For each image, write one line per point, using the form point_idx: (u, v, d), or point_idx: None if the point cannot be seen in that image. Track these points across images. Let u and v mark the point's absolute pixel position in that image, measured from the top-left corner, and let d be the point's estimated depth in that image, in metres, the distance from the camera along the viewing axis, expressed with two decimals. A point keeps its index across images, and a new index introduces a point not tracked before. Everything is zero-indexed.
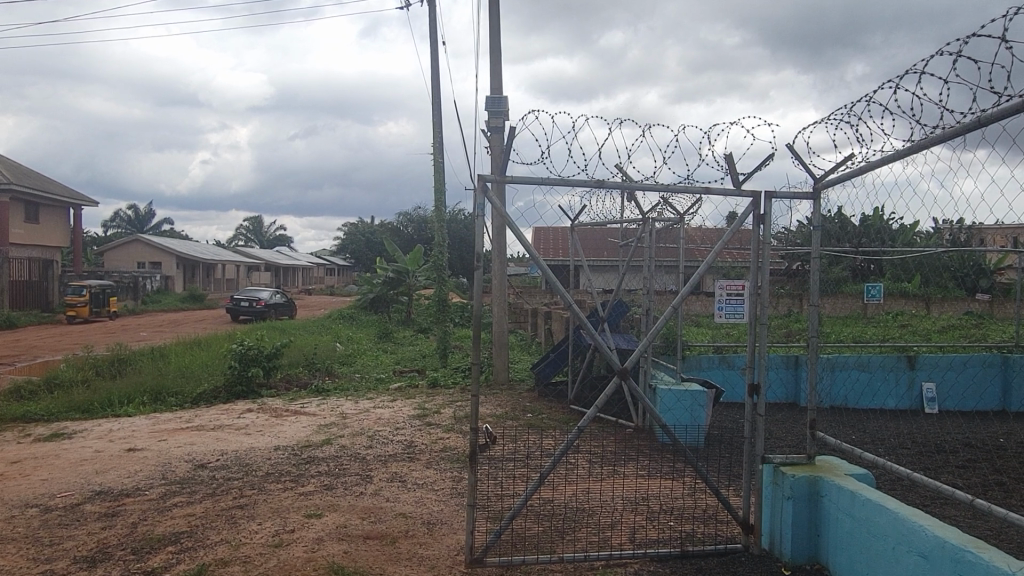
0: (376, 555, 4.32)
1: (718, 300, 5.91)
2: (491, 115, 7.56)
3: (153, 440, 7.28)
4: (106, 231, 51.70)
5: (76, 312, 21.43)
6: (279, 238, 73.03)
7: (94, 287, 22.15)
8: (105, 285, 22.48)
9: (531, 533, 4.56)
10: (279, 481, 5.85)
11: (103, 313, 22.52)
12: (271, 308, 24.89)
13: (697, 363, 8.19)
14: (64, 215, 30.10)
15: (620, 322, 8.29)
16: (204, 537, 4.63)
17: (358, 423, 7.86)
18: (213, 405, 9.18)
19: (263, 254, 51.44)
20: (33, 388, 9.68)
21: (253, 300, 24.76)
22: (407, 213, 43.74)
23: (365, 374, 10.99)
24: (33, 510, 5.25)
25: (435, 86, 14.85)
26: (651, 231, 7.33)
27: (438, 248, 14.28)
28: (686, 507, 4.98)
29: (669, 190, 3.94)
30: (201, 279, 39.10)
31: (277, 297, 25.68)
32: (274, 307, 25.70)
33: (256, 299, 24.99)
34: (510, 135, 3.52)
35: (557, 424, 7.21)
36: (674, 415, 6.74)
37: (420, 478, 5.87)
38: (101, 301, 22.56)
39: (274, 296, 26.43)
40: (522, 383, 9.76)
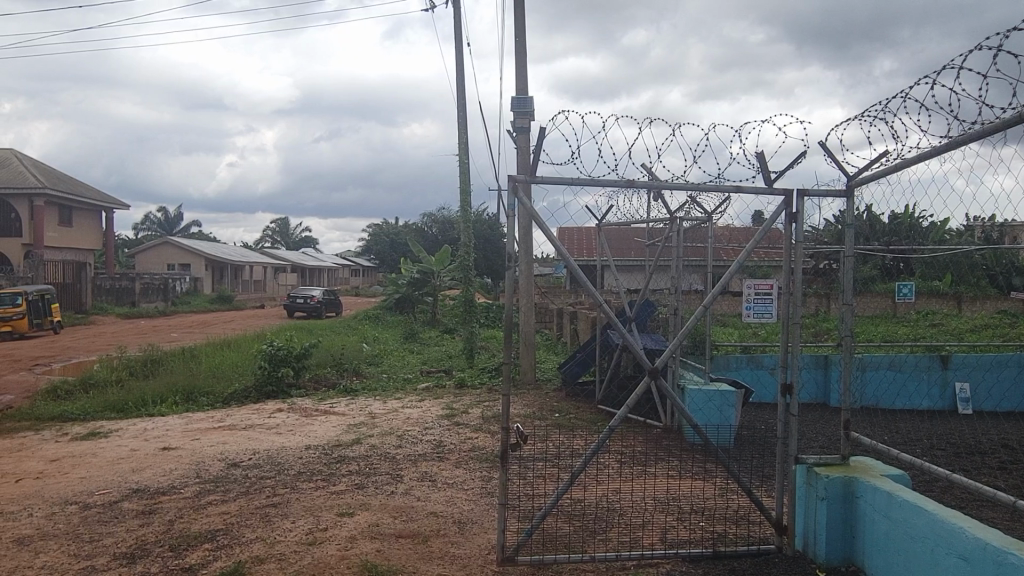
0: (409, 553, 4.36)
1: (747, 300, 5.88)
2: (517, 116, 7.59)
3: (187, 439, 7.39)
4: (136, 233, 52.51)
5: (10, 326, 17.48)
6: (305, 240, 73.86)
7: (32, 295, 18.11)
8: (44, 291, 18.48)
9: (562, 532, 4.56)
10: (311, 480, 5.91)
11: (46, 326, 18.59)
12: (324, 305, 25.92)
13: (726, 362, 8.13)
14: (96, 217, 30.65)
15: (648, 322, 8.26)
16: (240, 534, 4.70)
17: (387, 423, 7.92)
18: (244, 404, 9.31)
19: (289, 255, 51.90)
20: (69, 387, 9.89)
21: (307, 296, 25.94)
22: (431, 215, 43.88)
23: (392, 374, 11.07)
24: (74, 507, 5.37)
25: (460, 87, 14.91)
26: (679, 231, 7.29)
27: (464, 248, 14.32)
28: (718, 508, 4.95)
29: (700, 189, 3.91)
30: (230, 280, 39.55)
31: (333, 295, 26.70)
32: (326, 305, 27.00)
33: (309, 296, 26.17)
34: (540, 136, 3.53)
35: (585, 424, 7.20)
36: (705, 415, 6.70)
37: (450, 478, 5.90)
38: (41, 312, 18.52)
39: (329, 293, 27.42)
40: (549, 383, 9.76)
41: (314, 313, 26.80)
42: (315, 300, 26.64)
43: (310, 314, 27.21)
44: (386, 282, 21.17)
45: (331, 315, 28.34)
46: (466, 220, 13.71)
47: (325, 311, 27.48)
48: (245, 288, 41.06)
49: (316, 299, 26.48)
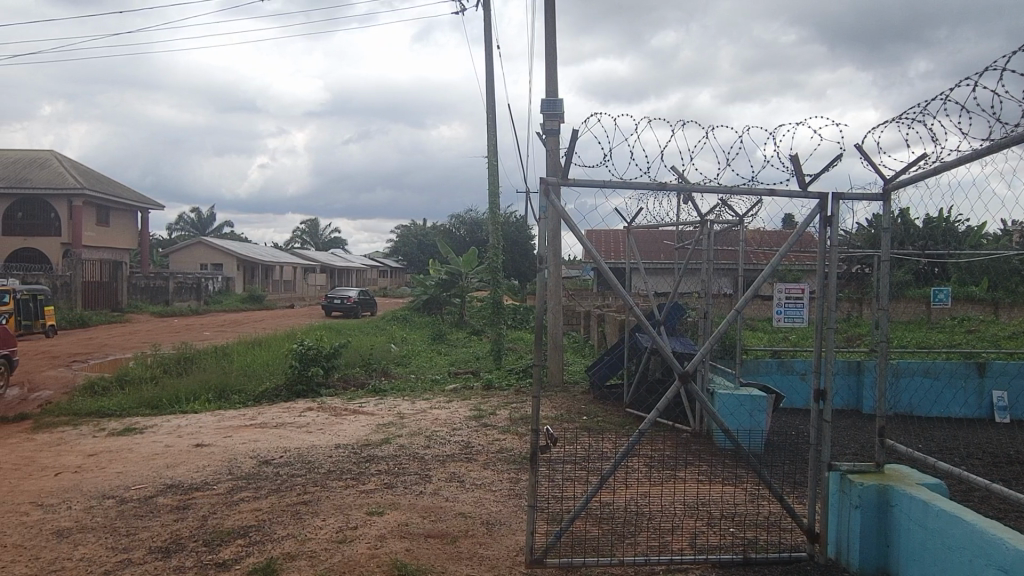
0: (438, 553, 4.38)
1: (777, 304, 5.89)
2: (547, 118, 7.60)
3: (220, 437, 7.51)
4: (170, 233, 53.40)
5: None
6: (334, 241, 74.57)
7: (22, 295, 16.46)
8: (36, 291, 16.67)
9: (590, 536, 4.55)
10: (341, 479, 5.97)
11: (35, 328, 17.08)
12: (361, 306, 26.79)
13: (756, 367, 8.04)
14: (132, 218, 31.23)
15: (677, 325, 8.21)
16: (272, 531, 4.76)
17: (416, 423, 7.98)
18: (275, 403, 9.42)
19: (318, 255, 52.43)
20: (106, 384, 10.09)
21: (346, 297, 26.98)
22: (460, 216, 44.02)
23: (421, 375, 11.12)
24: (111, 501, 5.48)
25: (490, 90, 14.96)
26: (709, 234, 7.22)
27: (492, 250, 14.35)
28: (748, 514, 4.90)
29: (733, 191, 3.87)
30: (261, 280, 40.06)
31: (368, 295, 27.28)
32: (362, 304, 27.48)
33: (347, 296, 26.78)
34: (573, 138, 3.53)
35: (613, 428, 7.18)
36: (736, 420, 6.63)
37: (478, 479, 5.92)
38: (32, 313, 16.92)
39: (365, 293, 27.87)
40: (576, 385, 9.75)
41: (351, 313, 27.33)
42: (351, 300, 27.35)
43: (347, 314, 27.72)
44: (415, 283, 21.31)
45: (366, 314, 28.73)
46: (494, 222, 13.75)
47: (361, 311, 28.24)
48: (275, 288, 41.55)
49: (353, 298, 27.03)
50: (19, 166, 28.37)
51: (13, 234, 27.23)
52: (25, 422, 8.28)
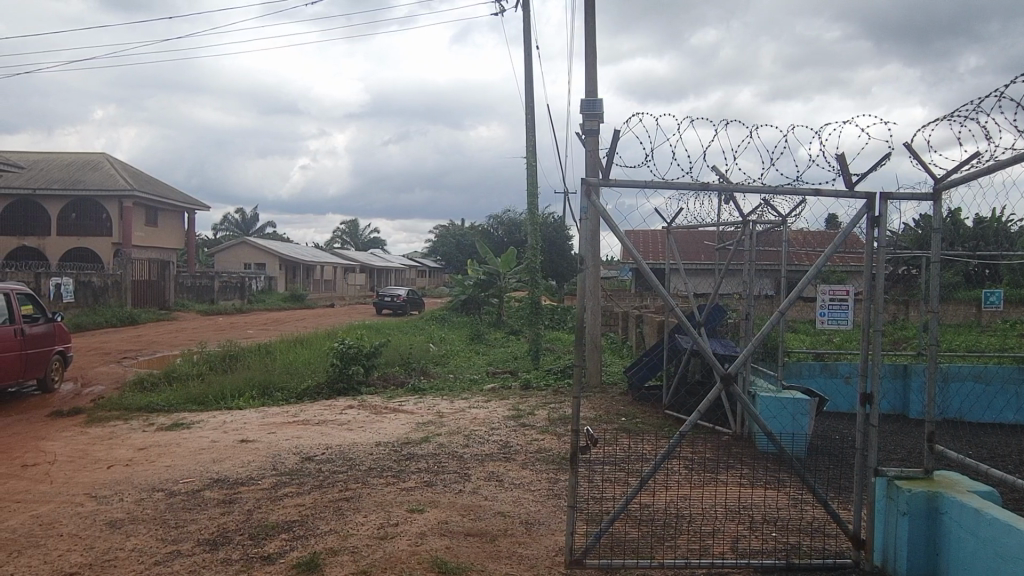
0: (478, 551, 4.41)
1: (820, 306, 5.82)
2: (587, 118, 7.58)
3: (263, 433, 7.66)
4: (215, 233, 54.59)
5: None
6: (373, 241, 75.50)
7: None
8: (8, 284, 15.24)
9: (630, 538, 4.53)
10: (382, 476, 6.04)
11: None
12: (411, 304, 27.67)
13: (798, 370, 7.89)
14: (179, 218, 32.05)
15: (717, 327, 8.11)
16: (315, 526, 4.84)
17: (455, 422, 8.04)
18: (316, 401, 9.58)
19: (358, 255, 53.12)
20: (155, 380, 10.38)
21: (395, 296, 27.90)
22: (498, 216, 44.15)
23: (459, 375, 11.19)
24: (160, 494, 5.64)
25: (529, 91, 14.99)
26: (751, 235, 7.12)
27: (531, 250, 14.37)
28: (791, 519, 4.83)
29: (778, 191, 3.82)
30: (302, 280, 40.76)
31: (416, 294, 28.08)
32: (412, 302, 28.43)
33: (397, 294, 27.76)
34: (615, 138, 3.53)
35: (651, 429, 7.13)
36: (778, 423, 6.53)
37: (517, 478, 5.95)
38: None
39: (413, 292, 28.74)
40: (615, 386, 9.71)
41: (401, 310, 28.30)
42: (401, 298, 28.54)
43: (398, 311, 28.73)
44: (453, 284, 21.48)
45: (415, 312, 29.70)
46: (533, 223, 13.78)
47: (409, 309, 29.19)
48: (315, 287, 42.23)
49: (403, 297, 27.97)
50: (72, 168, 29.33)
51: (67, 235, 28.14)
52: (79, 416, 8.56)
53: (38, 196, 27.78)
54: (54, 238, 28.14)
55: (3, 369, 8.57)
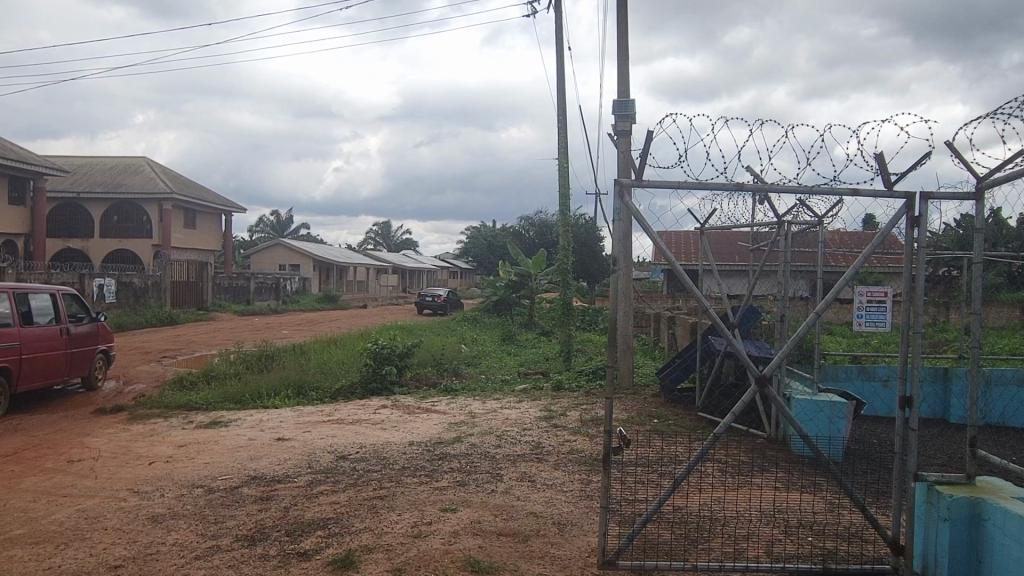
0: (510, 551, 4.43)
1: (858, 308, 5.74)
2: (619, 119, 7.56)
3: (299, 431, 7.78)
4: (250, 235, 55.51)
5: None
6: (405, 242, 76.14)
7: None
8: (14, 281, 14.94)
9: (663, 540, 4.51)
10: (415, 475, 6.10)
11: None
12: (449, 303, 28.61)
13: (834, 372, 7.77)
14: (216, 220, 32.68)
15: (752, 328, 8.01)
16: (350, 524, 4.91)
17: (487, 423, 8.07)
18: (350, 400, 9.70)
19: (390, 257, 53.66)
20: (194, 379, 10.60)
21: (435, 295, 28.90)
22: (529, 217, 44.18)
23: (491, 375, 11.24)
24: (200, 490, 5.77)
25: (562, 92, 15.00)
26: (787, 235, 7.02)
27: (562, 251, 14.34)
28: (827, 523, 4.76)
29: (814, 192, 3.78)
30: (336, 280, 41.25)
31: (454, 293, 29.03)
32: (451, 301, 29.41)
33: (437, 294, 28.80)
34: (648, 139, 3.52)
35: (684, 432, 7.08)
36: (814, 426, 6.45)
37: (549, 479, 5.96)
38: None
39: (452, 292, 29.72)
40: (647, 388, 9.65)
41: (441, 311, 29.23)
42: (441, 298, 29.44)
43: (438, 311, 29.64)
44: (484, 285, 21.57)
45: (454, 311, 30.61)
46: (564, 224, 13.77)
47: (449, 309, 30.01)
48: (349, 288, 42.71)
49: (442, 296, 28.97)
50: (114, 172, 30.07)
51: (109, 237, 28.86)
52: (121, 413, 8.78)
53: (81, 200, 28.52)
54: (96, 240, 28.87)
55: (49, 368, 8.82)
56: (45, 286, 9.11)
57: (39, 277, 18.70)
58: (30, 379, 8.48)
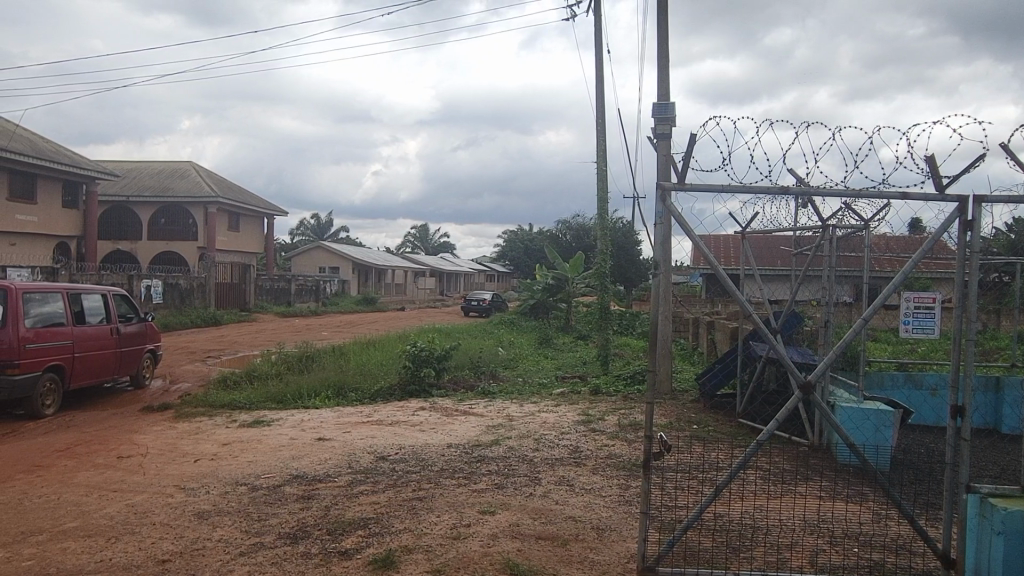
0: (549, 555, 4.43)
1: (904, 313, 5.59)
2: (658, 122, 7.50)
3: (339, 432, 7.88)
4: (291, 238, 56.47)
5: None
6: (443, 245, 76.79)
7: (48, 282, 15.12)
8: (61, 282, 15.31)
9: (703, 547, 4.45)
10: (454, 477, 6.13)
11: None
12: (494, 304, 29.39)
13: (880, 380, 7.59)
14: (258, 224, 33.35)
15: (794, 334, 7.86)
16: (390, 524, 4.96)
17: (525, 426, 8.07)
18: (389, 402, 9.79)
19: (428, 260, 54.09)
20: (237, 378, 10.81)
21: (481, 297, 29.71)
22: (566, 221, 44.08)
23: (528, 379, 11.24)
24: (244, 488, 5.87)
25: (601, 96, 14.96)
26: (831, 239, 6.87)
27: (600, 255, 14.27)
28: (874, 535, 4.64)
29: (862, 196, 3.70)
30: (374, 283, 41.74)
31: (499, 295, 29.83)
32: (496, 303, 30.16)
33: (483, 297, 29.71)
34: (690, 142, 3.49)
35: (725, 438, 6.98)
36: (860, 433, 6.31)
37: (587, 483, 5.93)
38: None
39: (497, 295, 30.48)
40: (685, 393, 9.54)
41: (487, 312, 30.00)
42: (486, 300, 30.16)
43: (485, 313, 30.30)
44: (521, 288, 21.63)
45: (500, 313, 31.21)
46: (602, 227, 13.71)
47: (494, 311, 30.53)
48: (387, 291, 43.15)
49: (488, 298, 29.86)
50: (162, 176, 30.85)
51: (156, 239, 29.64)
52: (168, 411, 9.00)
53: (131, 203, 29.32)
54: (144, 242, 29.66)
55: (99, 367, 9.08)
56: (97, 286, 9.39)
57: (90, 278, 19.29)
58: (82, 377, 8.74)
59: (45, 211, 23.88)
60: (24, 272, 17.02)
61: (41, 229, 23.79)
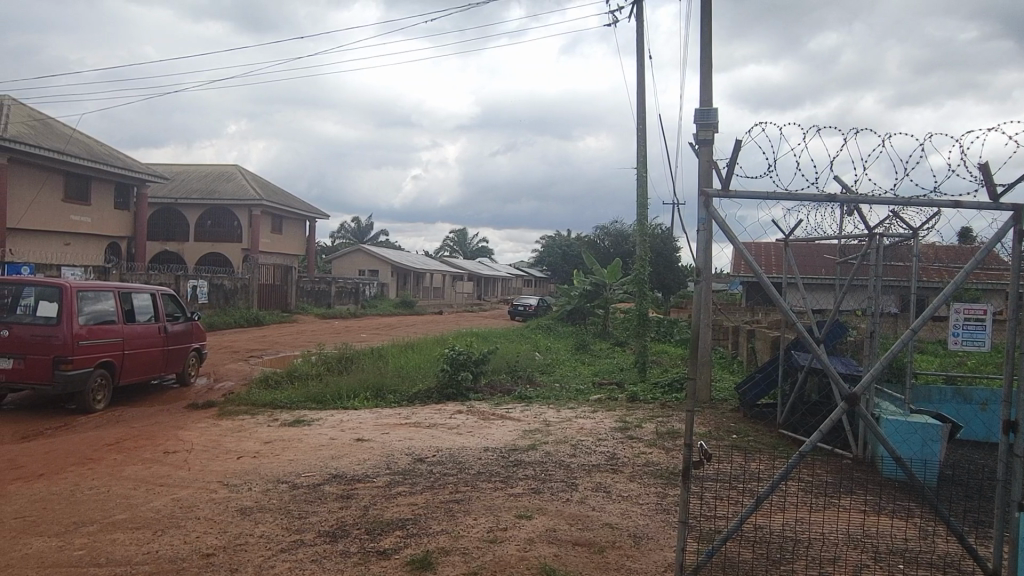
0: (586, 562, 4.41)
1: (953, 325, 5.43)
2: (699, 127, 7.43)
3: (378, 433, 7.97)
4: (332, 240, 57.31)
5: None
6: (481, 249, 77.18)
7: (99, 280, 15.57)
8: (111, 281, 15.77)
9: (743, 559, 4.39)
10: (491, 481, 6.16)
11: None
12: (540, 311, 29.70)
13: (927, 393, 7.37)
14: (300, 226, 33.95)
15: (837, 345, 7.71)
16: (427, 525, 5.00)
17: (562, 431, 8.06)
18: (427, 404, 9.87)
19: (466, 264, 54.36)
20: (279, 378, 11.01)
21: (528, 304, 30.11)
22: (605, 228, 43.88)
23: (565, 384, 11.23)
24: (285, 485, 5.99)
25: (642, 101, 14.90)
26: (878, 248, 6.72)
27: (639, 262, 14.15)
28: (921, 552, 4.52)
29: (913, 204, 3.62)
30: (413, 287, 42.09)
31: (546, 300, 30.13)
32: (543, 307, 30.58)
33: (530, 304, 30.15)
34: (735, 149, 3.47)
35: (765, 449, 6.87)
36: (906, 447, 6.16)
37: (624, 490, 5.90)
38: None
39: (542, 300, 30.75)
40: (725, 402, 9.41)
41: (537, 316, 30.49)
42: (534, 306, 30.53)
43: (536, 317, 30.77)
44: (559, 294, 21.61)
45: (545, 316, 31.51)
46: (642, 234, 13.63)
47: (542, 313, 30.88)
48: (425, 294, 43.47)
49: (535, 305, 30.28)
50: (209, 179, 31.59)
51: (203, 240, 30.34)
52: (212, 408, 9.21)
53: (179, 205, 30.08)
54: (191, 243, 30.40)
55: (148, 364, 9.34)
56: (147, 285, 9.65)
57: (140, 278, 19.85)
58: (130, 373, 9.00)
59: (98, 212, 24.65)
60: (78, 271, 17.60)
61: (94, 229, 24.56)
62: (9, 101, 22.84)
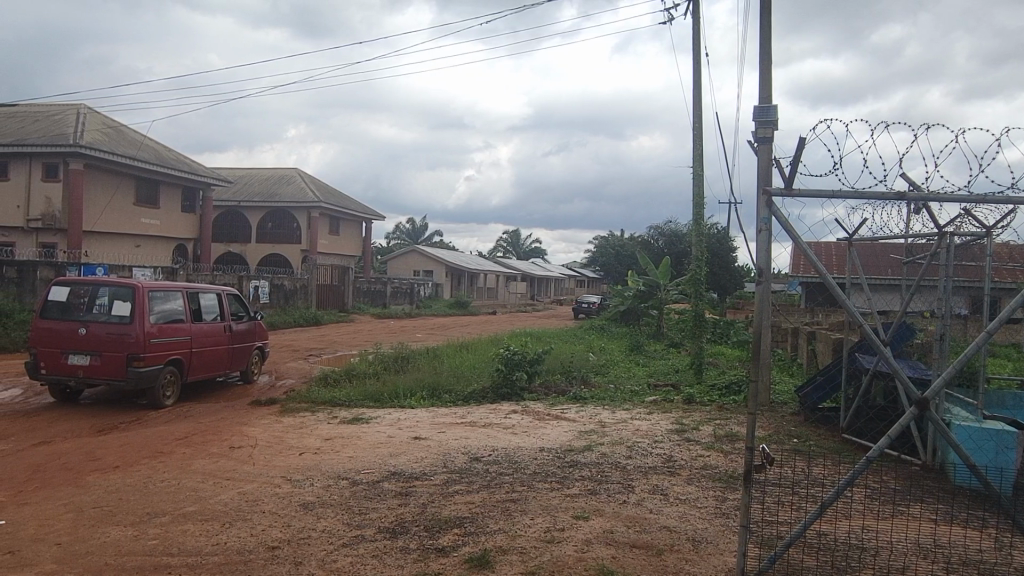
0: (644, 564, 4.38)
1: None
2: None
3: (434, 432, 8.06)
4: (387, 242, 58.20)
5: None
6: (533, 249, 77.34)
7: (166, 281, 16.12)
8: None
9: (807, 566, 4.29)
10: (547, 481, 6.17)
11: None
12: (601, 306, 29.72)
13: (1000, 399, 7.07)
14: (356, 227, 34.62)
15: (903, 349, 7.45)
16: (485, 524, 5.04)
17: (618, 432, 8.01)
18: (481, 404, 9.93)
19: (519, 264, 54.50)
20: (337, 376, 11.25)
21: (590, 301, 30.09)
22: (659, 228, 43.33)
23: (621, 385, 11.14)
24: (345, 482, 6.11)
25: (699, 98, 14.67)
26: (948, 248, 6.47)
27: (695, 262, 13.95)
28: (996, 564, 4.34)
29: (989, 203, 3.48)
30: (466, 287, 42.41)
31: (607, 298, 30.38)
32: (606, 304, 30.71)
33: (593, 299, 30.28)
34: (800, 147, 3.40)
35: (828, 454, 6.69)
36: (979, 454, 5.93)
37: (682, 493, 5.83)
38: None
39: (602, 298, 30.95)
40: (785, 406, 9.20)
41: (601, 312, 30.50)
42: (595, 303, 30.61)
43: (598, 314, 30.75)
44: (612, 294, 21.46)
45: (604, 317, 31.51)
46: (698, 233, 13.45)
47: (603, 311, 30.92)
48: (479, 294, 43.74)
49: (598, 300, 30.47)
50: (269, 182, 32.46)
51: (264, 242, 31.19)
52: (274, 405, 9.47)
53: (241, 208, 30.98)
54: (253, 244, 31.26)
55: (213, 361, 9.67)
56: (212, 286, 9.98)
57: (206, 279, 20.50)
58: (197, 370, 9.32)
59: (166, 215, 25.56)
60: (148, 272, 18.28)
61: (162, 232, 25.47)
62: (86, 110, 23.91)
